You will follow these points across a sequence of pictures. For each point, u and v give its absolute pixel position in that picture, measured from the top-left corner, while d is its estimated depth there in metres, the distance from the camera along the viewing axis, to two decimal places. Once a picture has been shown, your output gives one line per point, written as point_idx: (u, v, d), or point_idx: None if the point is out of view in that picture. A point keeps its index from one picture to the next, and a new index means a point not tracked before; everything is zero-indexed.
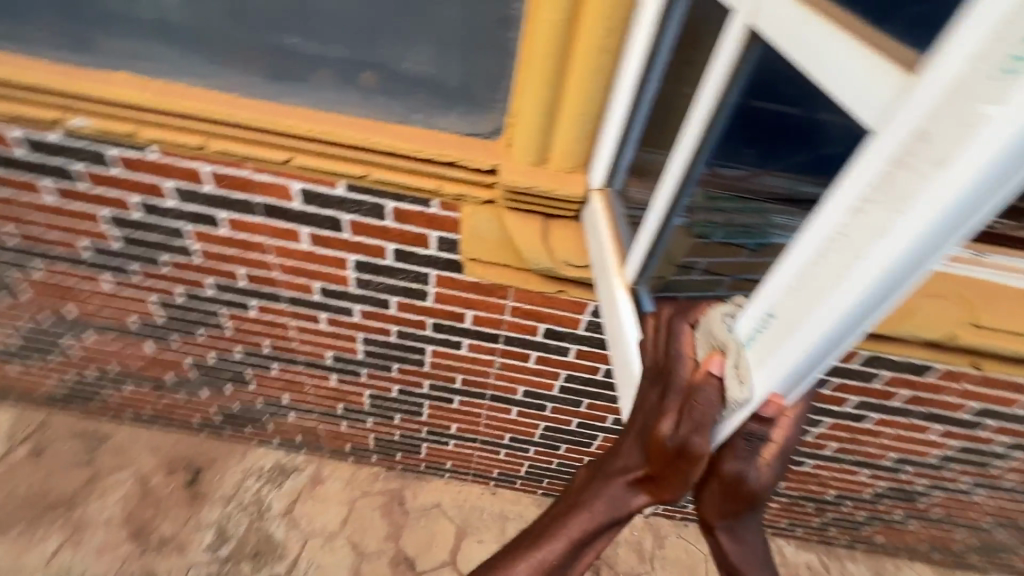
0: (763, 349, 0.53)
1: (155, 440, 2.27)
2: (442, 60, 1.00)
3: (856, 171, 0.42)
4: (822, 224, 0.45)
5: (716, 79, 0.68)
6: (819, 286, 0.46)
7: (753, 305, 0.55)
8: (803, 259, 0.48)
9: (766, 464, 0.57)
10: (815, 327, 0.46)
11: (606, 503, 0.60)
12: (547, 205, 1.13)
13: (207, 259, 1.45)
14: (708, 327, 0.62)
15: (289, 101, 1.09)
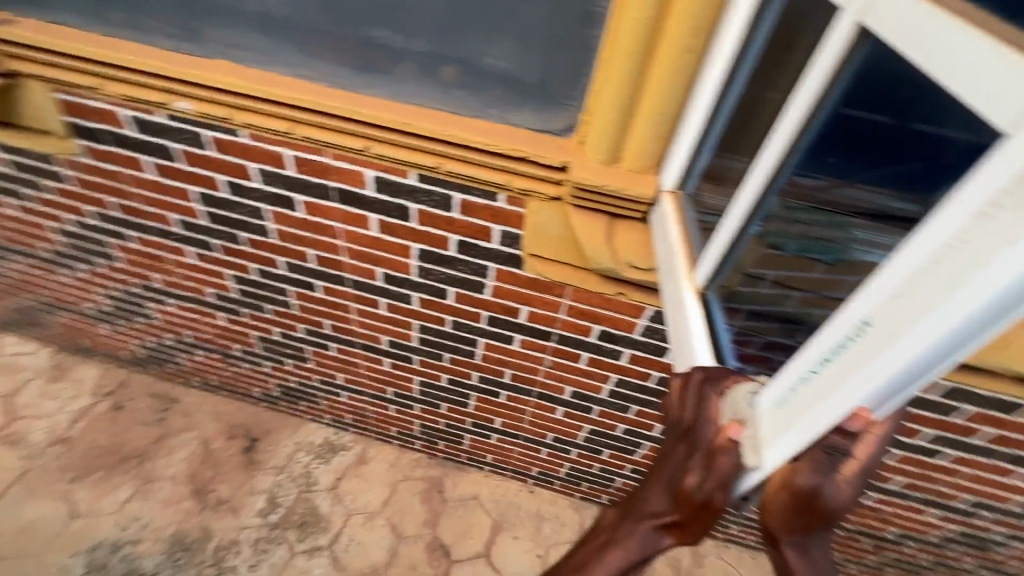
0: (857, 358, 0.49)
1: (219, 407, 2.42)
2: (522, 56, 1.01)
3: (984, 171, 0.38)
4: (937, 226, 0.42)
5: (816, 76, 0.66)
6: (928, 294, 0.42)
7: (847, 312, 0.52)
8: (911, 265, 0.44)
9: (846, 481, 0.53)
10: (921, 338, 0.42)
11: (634, 545, 0.60)
12: (614, 205, 1.12)
13: (281, 239, 1.53)
14: (733, 398, 0.64)
15: (372, 93, 1.14)
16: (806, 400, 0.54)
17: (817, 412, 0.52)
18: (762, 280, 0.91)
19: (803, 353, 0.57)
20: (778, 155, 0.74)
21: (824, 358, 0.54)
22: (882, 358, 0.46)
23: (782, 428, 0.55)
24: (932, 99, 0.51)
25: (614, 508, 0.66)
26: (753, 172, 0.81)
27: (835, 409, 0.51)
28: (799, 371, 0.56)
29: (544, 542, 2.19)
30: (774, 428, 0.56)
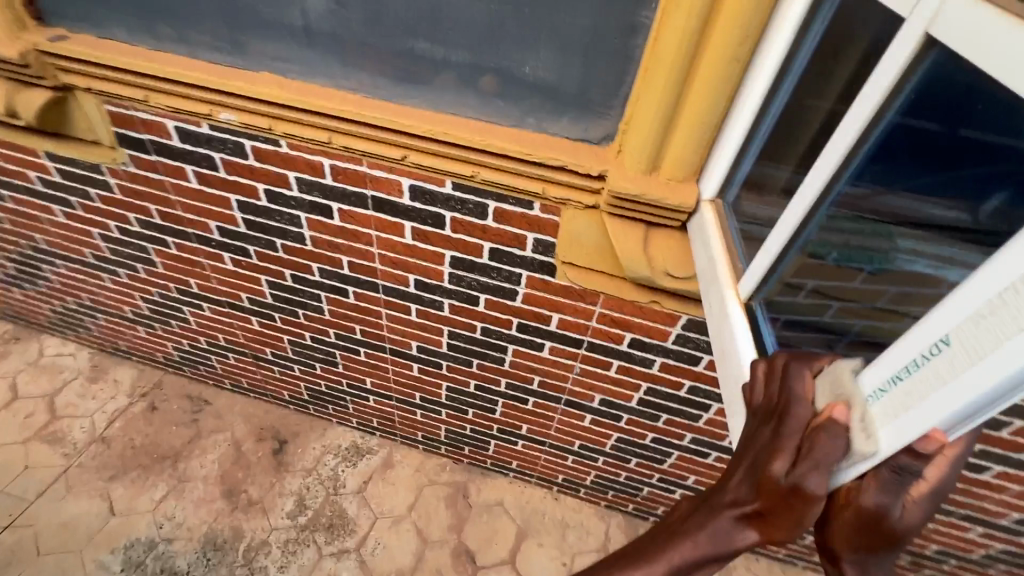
0: (931, 381, 0.49)
1: (249, 409, 2.47)
2: (562, 66, 1.02)
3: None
4: (1020, 252, 0.41)
5: (874, 90, 0.66)
6: (1010, 319, 0.42)
7: (922, 331, 0.51)
8: (990, 288, 0.44)
9: (913, 502, 0.51)
10: (1001, 364, 0.42)
11: (707, 536, 0.55)
12: (651, 213, 1.12)
13: (317, 246, 1.57)
14: (834, 373, 0.59)
15: (412, 103, 1.16)
16: (875, 417, 0.53)
17: (886, 431, 0.51)
18: (801, 290, 0.87)
19: (870, 369, 0.56)
20: (833, 168, 0.75)
21: (896, 376, 0.53)
22: (958, 382, 0.46)
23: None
24: (1007, 112, 0.50)
25: (690, 501, 0.61)
26: (805, 184, 0.81)
27: (904, 430, 0.50)
28: (869, 388, 0.55)
29: (569, 550, 2.18)
30: None
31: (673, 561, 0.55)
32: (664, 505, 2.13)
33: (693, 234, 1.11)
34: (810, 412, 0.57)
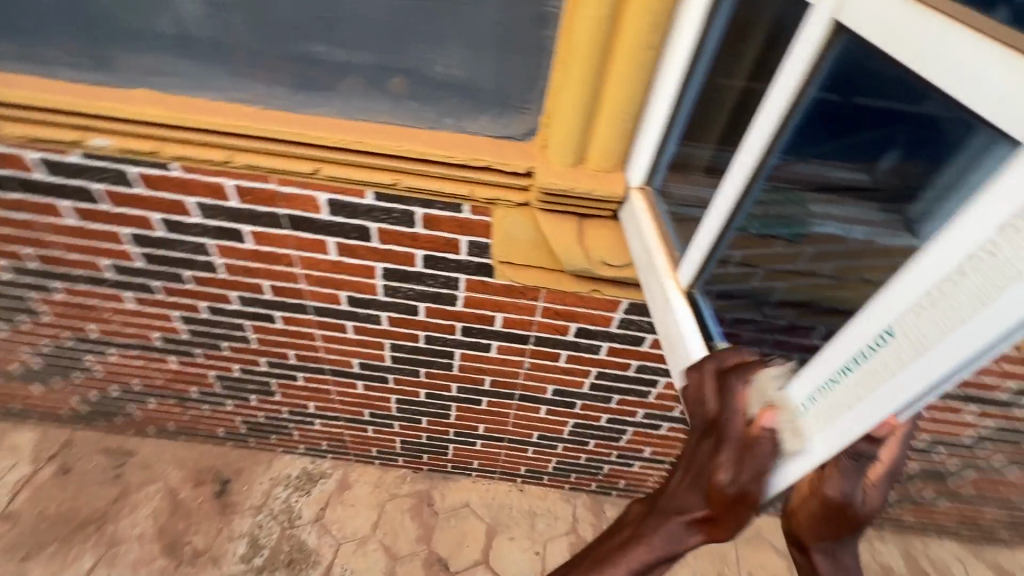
0: (845, 396, 0.46)
1: (181, 453, 2.27)
2: (475, 62, 0.98)
3: (1013, 173, 0.32)
4: (914, 268, 0.39)
5: (792, 72, 0.65)
6: (955, 309, 0.36)
7: (867, 316, 0.45)
8: (933, 272, 0.38)
9: (871, 484, 0.54)
10: (939, 360, 0.37)
11: (658, 544, 0.55)
12: (583, 206, 1.11)
13: (232, 273, 1.43)
14: (759, 381, 0.54)
15: (316, 111, 1.06)
16: (827, 411, 0.48)
17: (839, 425, 0.47)
18: (730, 264, 0.90)
19: (819, 356, 0.51)
20: (759, 153, 0.72)
21: (846, 367, 0.47)
22: (903, 377, 0.40)
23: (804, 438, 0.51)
24: (904, 91, 0.52)
25: (642, 502, 0.60)
26: (731, 172, 0.79)
27: (853, 425, 0.46)
28: (818, 379, 0.50)
29: (541, 539, 2.19)
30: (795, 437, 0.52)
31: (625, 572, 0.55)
32: (625, 478, 2.20)
33: (626, 222, 1.10)
34: (747, 420, 0.52)
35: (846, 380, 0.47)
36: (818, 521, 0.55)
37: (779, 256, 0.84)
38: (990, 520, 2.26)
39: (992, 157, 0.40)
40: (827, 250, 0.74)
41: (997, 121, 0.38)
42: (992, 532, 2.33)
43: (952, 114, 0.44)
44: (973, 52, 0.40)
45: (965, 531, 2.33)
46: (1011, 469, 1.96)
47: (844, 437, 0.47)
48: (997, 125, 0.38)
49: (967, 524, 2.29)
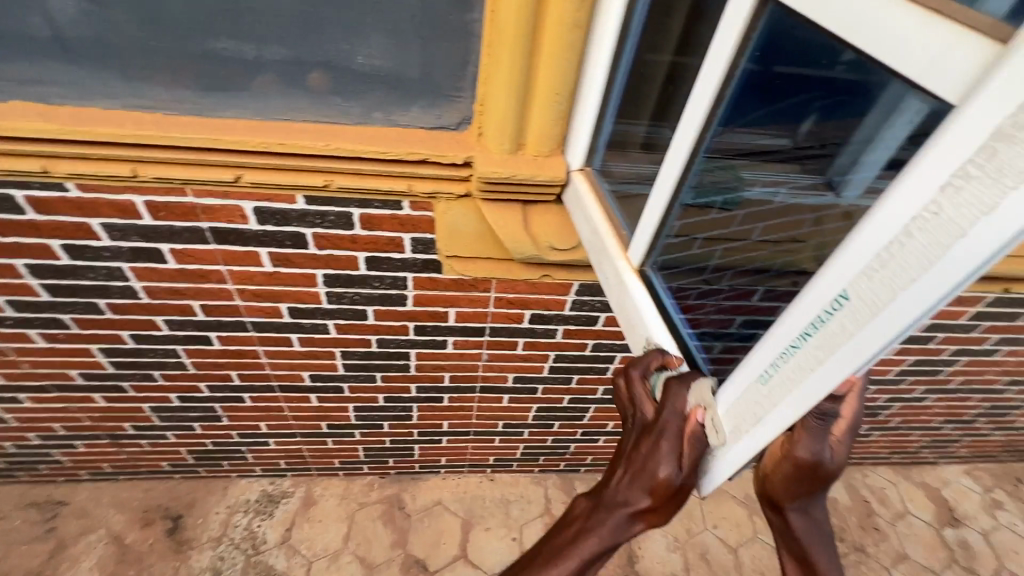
0: (809, 360, 0.47)
1: (123, 495, 2.10)
2: (399, 51, 0.92)
3: (946, 137, 0.33)
4: (868, 229, 0.39)
5: (723, 46, 0.64)
6: (903, 269, 0.37)
7: (817, 284, 0.45)
8: (881, 235, 0.38)
9: (835, 439, 0.61)
10: (899, 316, 0.38)
11: (607, 533, 0.63)
12: (526, 192, 1.09)
13: (155, 297, 1.31)
14: (697, 387, 0.63)
15: (230, 114, 0.97)
16: (790, 376, 0.49)
17: (802, 389, 0.48)
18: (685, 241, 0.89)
19: (777, 326, 0.52)
20: (699, 129, 0.72)
21: (803, 334, 0.48)
22: (862, 338, 0.41)
23: (770, 405, 0.52)
24: (827, 55, 0.54)
25: (585, 497, 0.69)
26: (671, 149, 0.79)
27: (816, 388, 0.47)
28: (779, 346, 0.51)
29: (517, 524, 2.21)
30: (763, 405, 0.53)
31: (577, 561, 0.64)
32: (592, 454, 2.25)
33: (570, 206, 1.09)
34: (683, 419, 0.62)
35: (804, 347, 0.47)
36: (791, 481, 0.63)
37: (714, 223, 0.85)
38: (917, 444, 2.50)
39: (914, 112, 0.40)
40: (759, 212, 0.79)
41: (913, 78, 0.38)
42: (919, 455, 2.58)
43: (873, 77, 0.45)
44: (884, 12, 0.40)
45: (896, 457, 2.57)
46: (930, 398, 2.17)
47: (810, 400, 0.48)
48: (910, 83, 0.39)
49: (897, 451, 2.52)
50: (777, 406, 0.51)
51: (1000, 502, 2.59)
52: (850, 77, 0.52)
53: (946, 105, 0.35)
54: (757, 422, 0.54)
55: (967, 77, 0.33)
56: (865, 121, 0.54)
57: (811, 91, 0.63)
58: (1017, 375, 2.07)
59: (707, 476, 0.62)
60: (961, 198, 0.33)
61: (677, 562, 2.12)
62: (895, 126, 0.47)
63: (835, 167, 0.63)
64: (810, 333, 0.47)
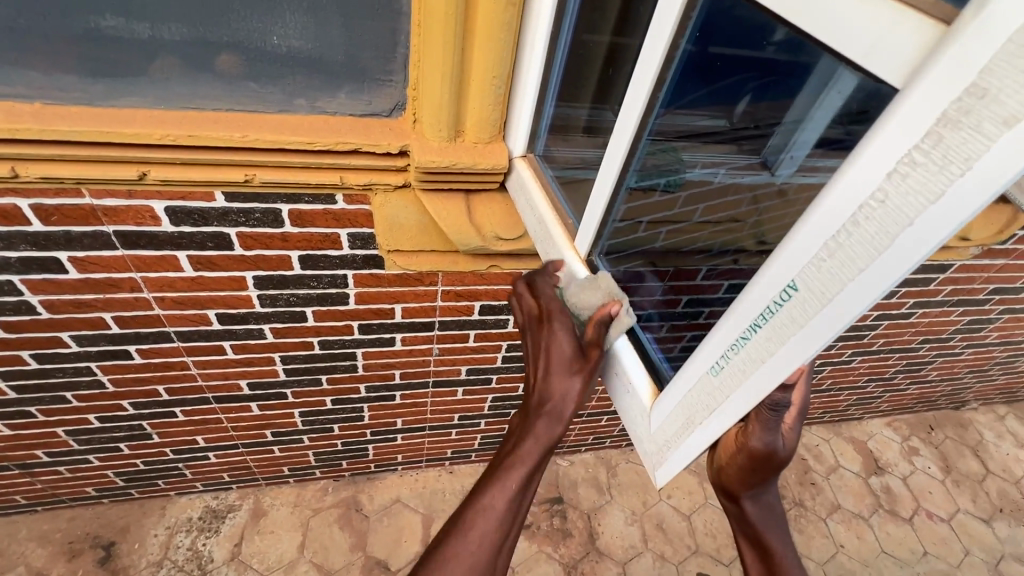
0: (762, 350, 0.46)
1: (44, 527, 1.92)
2: (319, 30, 0.84)
3: (890, 123, 0.32)
4: (822, 219, 0.38)
5: (663, 24, 0.61)
6: (852, 258, 0.36)
7: (767, 274, 0.45)
8: (829, 223, 0.38)
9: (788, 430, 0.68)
10: (847, 307, 0.37)
11: (543, 425, 0.74)
12: (467, 180, 1.04)
13: (58, 312, 1.17)
14: (600, 285, 0.76)
15: (126, 103, 0.86)
16: (742, 366, 0.49)
17: (753, 380, 0.48)
18: (639, 225, 0.87)
19: (725, 317, 0.51)
20: (642, 112, 0.70)
21: (753, 325, 0.47)
22: (812, 328, 0.40)
23: (723, 396, 0.52)
24: (762, 33, 0.53)
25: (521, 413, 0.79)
26: (615, 133, 0.76)
27: (766, 380, 0.46)
28: (730, 337, 0.50)
29: None
30: (719, 396, 0.53)
31: (526, 462, 0.73)
32: None
33: (514, 193, 1.05)
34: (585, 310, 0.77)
35: (754, 338, 0.47)
36: (745, 472, 0.70)
37: (659, 206, 0.83)
38: (845, 403, 2.69)
39: (859, 95, 0.39)
40: (696, 193, 0.77)
41: (856, 59, 0.37)
42: (847, 412, 2.79)
43: (811, 57, 0.45)
44: None
45: (828, 416, 2.77)
46: (856, 360, 2.33)
47: (760, 392, 0.47)
48: (854, 65, 0.38)
49: (829, 410, 2.71)
50: (730, 397, 0.51)
51: (917, 449, 2.85)
52: (784, 56, 0.52)
53: (891, 88, 0.34)
54: (711, 413, 0.54)
55: (908, 59, 0.32)
56: (797, 100, 0.54)
57: (744, 73, 0.61)
58: (930, 334, 2.25)
59: (667, 463, 0.64)
60: (907, 186, 0.32)
61: (635, 533, 2.19)
62: (834, 98, 0.45)
63: (770, 146, 0.63)
64: (760, 324, 0.46)
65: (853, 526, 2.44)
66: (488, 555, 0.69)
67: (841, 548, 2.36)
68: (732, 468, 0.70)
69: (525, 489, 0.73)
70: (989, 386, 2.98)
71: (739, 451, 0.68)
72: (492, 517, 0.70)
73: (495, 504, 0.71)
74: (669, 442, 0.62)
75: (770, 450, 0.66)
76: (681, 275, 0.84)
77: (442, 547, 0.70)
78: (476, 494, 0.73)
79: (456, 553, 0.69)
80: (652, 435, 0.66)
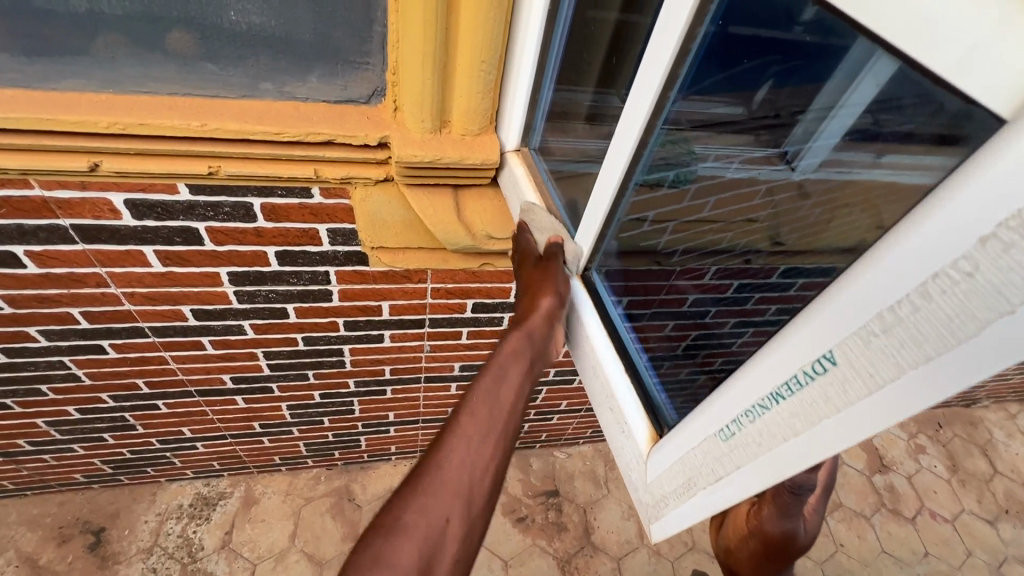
0: (785, 422, 0.39)
1: (34, 511, 1.90)
2: (284, 9, 0.75)
3: (991, 171, 0.25)
4: (876, 286, 0.31)
5: (678, 9, 0.50)
6: (915, 340, 0.29)
7: (796, 337, 0.39)
8: (879, 291, 0.31)
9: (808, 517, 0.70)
10: (903, 400, 0.30)
11: (518, 336, 0.73)
12: (455, 177, 0.94)
13: (21, 307, 1.10)
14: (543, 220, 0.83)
15: (68, 85, 0.76)
16: (760, 436, 0.42)
17: (771, 457, 0.41)
18: (645, 222, 0.77)
19: (743, 373, 0.46)
20: (648, 115, 0.59)
21: (774, 394, 0.41)
22: (852, 416, 0.33)
23: (734, 465, 0.46)
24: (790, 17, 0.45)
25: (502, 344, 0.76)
26: (618, 136, 0.66)
27: (787, 460, 0.40)
28: (750, 398, 0.44)
29: None
30: (731, 461, 0.46)
31: (500, 370, 0.70)
32: (547, 431, 2.21)
33: (507, 190, 0.96)
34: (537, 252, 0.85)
35: (775, 409, 0.41)
36: (756, 559, 0.71)
37: (666, 200, 0.72)
38: None
39: (942, 116, 0.30)
40: (709, 185, 0.66)
41: (940, 73, 0.29)
42: None
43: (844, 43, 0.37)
44: None
45: None
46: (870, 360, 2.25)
47: (778, 472, 0.41)
48: (933, 75, 0.29)
49: None
50: (740, 468, 0.45)
51: (923, 446, 2.79)
52: (813, 39, 0.43)
53: (991, 114, 0.26)
54: (718, 480, 0.48)
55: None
56: (824, 91, 0.45)
57: (766, 56, 0.51)
58: None
59: (672, 516, 0.57)
60: (1007, 261, 0.24)
61: (631, 528, 2.15)
62: (868, 90, 0.39)
63: (793, 135, 0.52)
64: (783, 396, 0.40)
65: (854, 525, 2.39)
66: (459, 473, 0.60)
67: (841, 547, 2.30)
68: (743, 552, 0.72)
69: (502, 397, 0.68)
70: (1003, 384, 2.90)
71: (750, 535, 0.71)
72: (473, 433, 0.63)
73: (466, 411, 0.65)
74: (668, 499, 0.57)
75: (786, 536, 0.68)
76: (689, 274, 0.75)
77: (401, 497, 0.59)
78: (448, 424, 0.65)
79: (417, 498, 0.58)
80: (649, 485, 0.62)
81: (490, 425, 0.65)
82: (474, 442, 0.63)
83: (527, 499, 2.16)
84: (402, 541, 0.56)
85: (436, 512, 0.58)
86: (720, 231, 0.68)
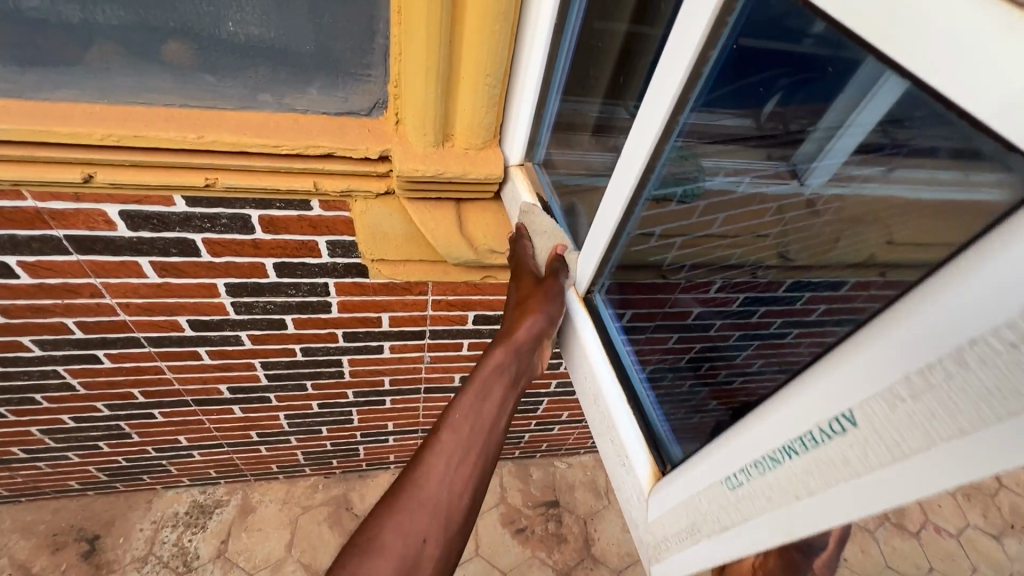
0: (798, 480, 0.37)
1: (28, 518, 1.88)
2: (284, 19, 0.73)
3: None
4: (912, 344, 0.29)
5: (689, 32, 0.48)
6: (948, 410, 0.27)
7: (815, 387, 0.37)
8: (912, 348, 0.29)
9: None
10: (930, 474, 0.28)
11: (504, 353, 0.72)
12: (457, 190, 0.91)
13: (14, 317, 1.08)
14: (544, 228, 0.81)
15: (61, 96, 0.74)
16: (771, 491, 0.40)
17: (782, 514, 0.38)
18: (652, 237, 0.73)
19: (756, 420, 0.44)
20: (657, 138, 0.57)
21: (788, 447, 0.39)
22: (872, 482, 0.31)
23: (741, 517, 0.43)
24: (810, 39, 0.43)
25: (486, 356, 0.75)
26: (624, 157, 0.64)
27: (800, 520, 0.37)
28: (762, 448, 0.42)
29: None
30: (739, 512, 0.44)
31: (480, 389, 0.69)
32: (546, 441, 2.19)
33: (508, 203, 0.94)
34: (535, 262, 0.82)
35: (787, 464, 0.39)
36: None
37: (674, 216, 0.69)
38: None
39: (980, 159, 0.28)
40: (717, 202, 0.64)
41: (977, 114, 0.26)
42: None
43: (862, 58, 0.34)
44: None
45: None
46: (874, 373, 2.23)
47: (789, 530, 0.38)
48: (970, 116, 0.27)
49: None
50: (749, 521, 0.42)
51: None
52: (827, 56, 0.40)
53: None
54: (723, 529, 0.46)
55: None
56: (834, 104, 0.43)
57: (775, 68, 0.48)
58: None
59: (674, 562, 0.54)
60: None
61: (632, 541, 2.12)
62: (879, 107, 0.37)
63: (803, 151, 0.50)
64: (796, 451, 0.38)
65: (857, 539, 2.35)
66: (435, 495, 0.59)
67: (844, 562, 2.27)
68: None
69: (484, 416, 0.67)
70: None
71: None
72: (450, 454, 0.62)
73: (445, 433, 0.64)
74: (670, 541, 0.55)
75: None
76: (693, 288, 0.74)
77: (376, 515, 0.58)
78: (426, 444, 0.64)
79: (394, 516, 0.58)
80: (649, 523, 0.59)
81: (469, 445, 0.64)
82: (453, 460, 0.62)
83: (527, 510, 2.13)
84: (378, 560, 0.55)
85: (412, 530, 0.57)
86: (729, 247, 0.66)
